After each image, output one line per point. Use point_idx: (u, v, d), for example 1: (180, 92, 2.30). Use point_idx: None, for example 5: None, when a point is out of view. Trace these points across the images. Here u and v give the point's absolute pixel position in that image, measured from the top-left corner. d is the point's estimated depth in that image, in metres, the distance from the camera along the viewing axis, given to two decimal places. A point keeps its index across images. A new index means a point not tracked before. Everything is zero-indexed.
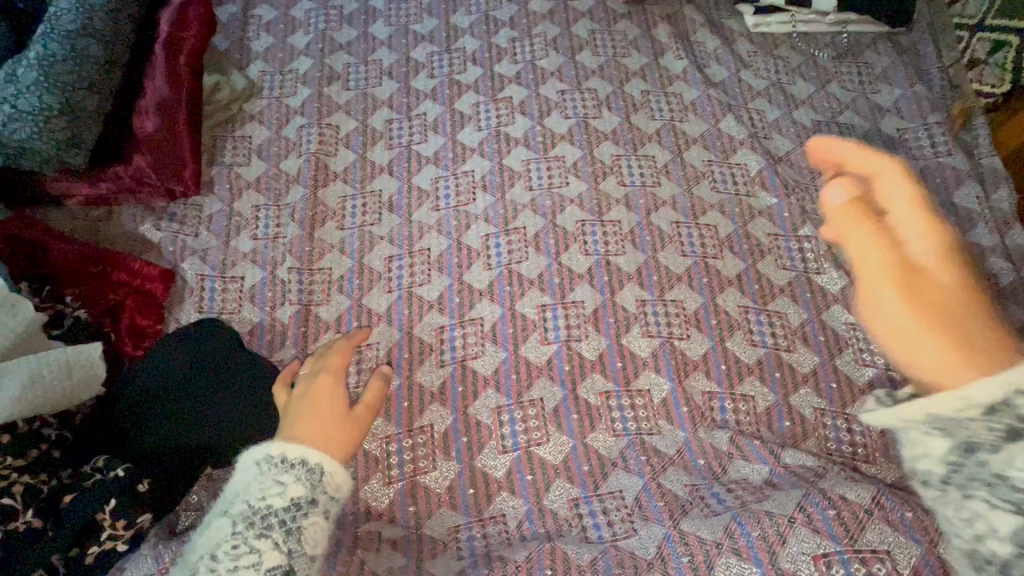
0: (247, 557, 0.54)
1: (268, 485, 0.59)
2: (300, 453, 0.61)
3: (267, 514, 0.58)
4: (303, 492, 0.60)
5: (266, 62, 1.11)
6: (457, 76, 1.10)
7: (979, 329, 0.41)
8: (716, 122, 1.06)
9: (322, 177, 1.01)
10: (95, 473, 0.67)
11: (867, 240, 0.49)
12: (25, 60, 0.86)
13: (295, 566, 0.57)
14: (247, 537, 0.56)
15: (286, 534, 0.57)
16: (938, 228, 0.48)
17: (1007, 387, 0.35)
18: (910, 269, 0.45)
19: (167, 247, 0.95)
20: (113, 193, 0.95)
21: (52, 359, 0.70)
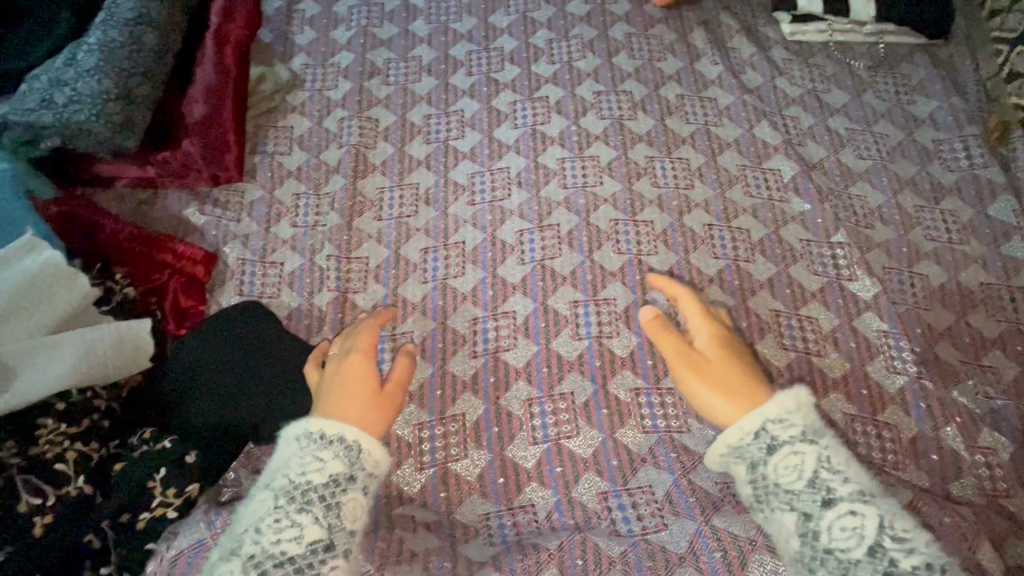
0: (288, 531, 0.55)
1: (307, 459, 0.60)
2: (337, 431, 0.62)
3: (308, 489, 0.58)
4: (342, 470, 0.60)
5: (309, 56, 1.13)
6: (495, 75, 1.12)
7: (743, 390, 0.62)
8: (751, 128, 1.07)
9: (361, 169, 1.03)
10: (141, 445, 0.70)
11: (665, 339, 0.68)
12: (86, 47, 0.90)
13: (335, 541, 0.57)
14: (289, 511, 0.57)
15: (326, 511, 0.58)
16: (713, 321, 0.69)
17: (762, 417, 0.58)
18: (695, 357, 0.65)
19: (210, 231, 0.98)
20: (159, 177, 0.98)
21: (104, 334, 0.72)
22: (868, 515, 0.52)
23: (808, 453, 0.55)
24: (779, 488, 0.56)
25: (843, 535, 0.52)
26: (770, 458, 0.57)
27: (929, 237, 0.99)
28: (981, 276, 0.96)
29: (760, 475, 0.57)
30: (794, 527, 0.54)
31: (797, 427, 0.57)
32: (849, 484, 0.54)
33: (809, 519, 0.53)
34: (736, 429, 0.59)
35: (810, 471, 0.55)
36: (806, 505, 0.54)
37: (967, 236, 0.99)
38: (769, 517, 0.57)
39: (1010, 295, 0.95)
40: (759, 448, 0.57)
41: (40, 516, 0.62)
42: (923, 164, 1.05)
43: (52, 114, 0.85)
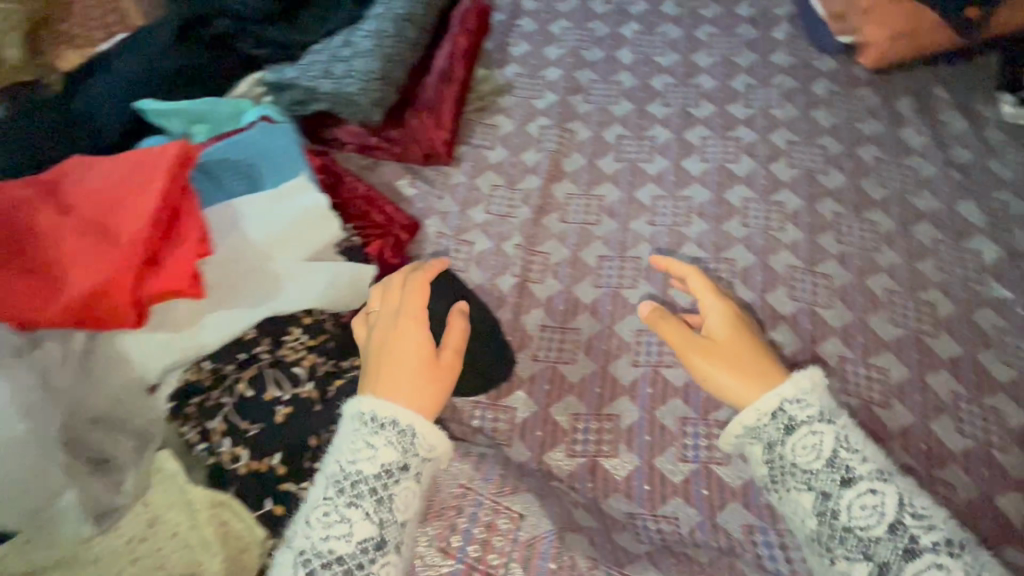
0: (340, 525, 0.63)
1: (359, 448, 0.66)
2: (390, 415, 0.68)
3: (358, 481, 0.65)
4: (393, 458, 0.66)
5: (521, 66, 1.25)
6: (691, 109, 1.17)
7: (756, 369, 0.74)
8: (951, 203, 1.04)
9: (554, 173, 1.12)
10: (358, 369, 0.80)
11: (667, 328, 0.79)
12: (362, 32, 1.06)
13: (386, 534, 0.64)
14: (340, 505, 0.64)
15: (379, 504, 0.65)
16: (722, 306, 0.80)
17: (780, 395, 0.71)
18: (710, 348, 0.76)
19: (416, 202, 1.09)
20: (384, 147, 1.11)
21: (344, 271, 0.84)
22: (886, 493, 0.66)
23: (823, 435, 0.68)
24: (797, 469, 0.69)
25: (865, 510, 0.65)
26: (790, 439, 0.69)
27: None
28: None
29: (777, 455, 0.70)
30: (812, 505, 0.67)
31: (813, 409, 0.70)
32: (866, 466, 0.67)
33: (828, 497, 0.66)
34: (750, 407, 0.72)
35: (829, 453, 0.68)
36: (824, 484, 0.67)
37: None
38: (783, 497, 0.70)
39: None
40: (777, 429, 0.70)
41: (280, 407, 0.75)
42: None
43: (330, 84, 1.02)
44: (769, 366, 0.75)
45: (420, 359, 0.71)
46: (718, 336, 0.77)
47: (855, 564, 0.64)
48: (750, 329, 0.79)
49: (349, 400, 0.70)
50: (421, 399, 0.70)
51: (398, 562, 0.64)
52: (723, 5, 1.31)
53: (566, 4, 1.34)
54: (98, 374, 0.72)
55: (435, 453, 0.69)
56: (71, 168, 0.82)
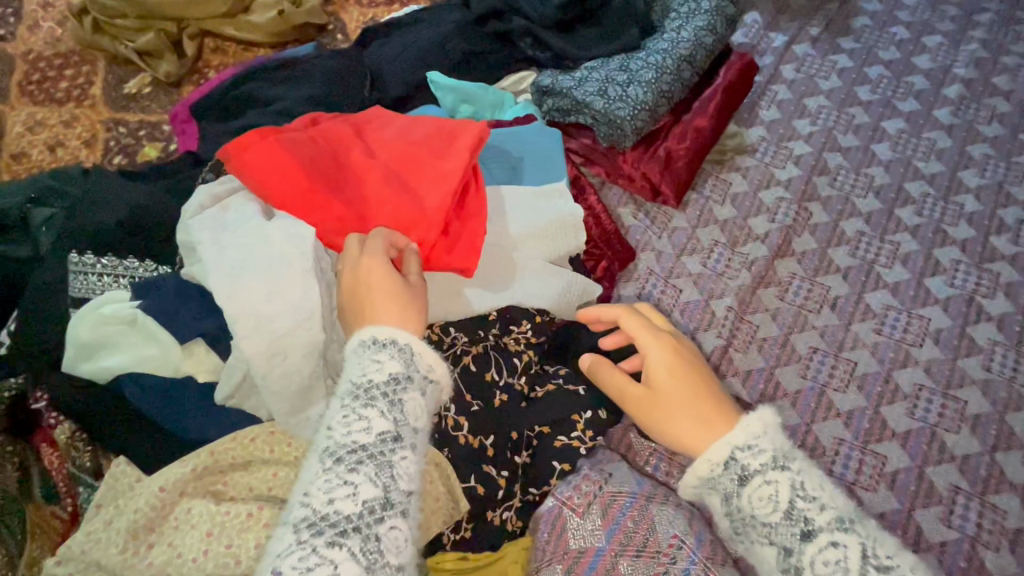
0: (358, 424, 0.52)
1: (365, 362, 0.56)
2: (390, 334, 0.58)
3: (368, 387, 0.55)
4: (400, 368, 0.56)
5: (768, 132, 1.23)
6: (946, 227, 1.09)
7: (701, 414, 0.63)
8: None
9: (781, 249, 1.08)
10: (563, 378, 0.82)
11: (620, 377, 0.70)
12: (643, 62, 1.09)
13: (402, 436, 0.54)
14: (352, 408, 0.53)
15: (392, 406, 0.54)
16: (671, 345, 0.68)
17: (732, 443, 0.59)
18: (630, 387, 0.68)
19: (635, 233, 1.09)
20: (618, 173, 1.13)
21: (578, 281, 0.87)
22: (849, 546, 0.53)
23: (781, 483, 0.56)
24: (757, 522, 0.57)
25: (828, 568, 0.53)
26: (745, 489, 0.57)
27: None
28: None
29: (734, 506, 0.58)
30: (776, 561, 0.56)
31: (767, 455, 0.58)
32: (825, 513, 0.55)
33: (792, 553, 0.55)
34: (701, 455, 0.61)
35: (786, 503, 0.56)
36: (785, 538, 0.55)
37: None
38: (750, 548, 0.59)
39: None
40: (732, 479, 0.58)
41: (496, 391, 0.78)
42: None
43: (602, 103, 1.05)
44: (712, 408, 0.63)
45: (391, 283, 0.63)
46: (669, 380, 0.66)
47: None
48: (686, 362, 0.67)
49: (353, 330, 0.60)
50: (412, 321, 0.61)
51: (416, 461, 0.54)
52: (1006, 127, 1.21)
53: (829, 82, 1.30)
54: None
55: (437, 372, 0.59)
56: (371, 114, 0.86)
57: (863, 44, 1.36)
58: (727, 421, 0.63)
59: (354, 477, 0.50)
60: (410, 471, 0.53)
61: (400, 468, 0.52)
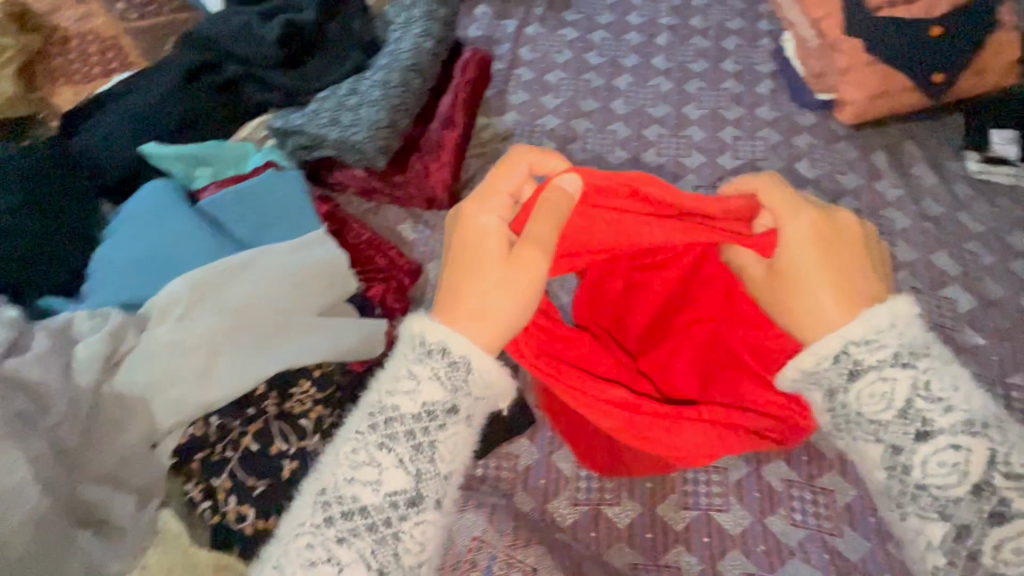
0: (368, 470, 0.56)
1: (399, 378, 0.59)
2: (447, 344, 0.59)
3: (392, 420, 0.57)
4: (438, 400, 0.58)
5: (520, 115, 1.30)
6: (683, 159, 1.23)
7: (834, 285, 0.62)
8: (927, 253, 1.11)
9: None
10: None
11: (668, 200, 0.75)
12: (369, 81, 1.10)
13: (420, 490, 0.56)
14: (369, 444, 0.57)
15: (415, 450, 0.57)
16: (810, 211, 0.64)
17: (845, 339, 0.60)
18: (653, 197, 0.75)
19: (419, 246, 1.11)
20: (385, 196, 1.14)
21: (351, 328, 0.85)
22: (899, 379, 0.58)
23: (900, 381, 0.57)
24: (863, 419, 0.59)
25: (943, 468, 0.55)
26: (856, 385, 0.59)
27: None
28: None
29: (841, 405, 0.60)
30: (880, 458, 0.59)
31: (888, 351, 0.59)
32: (950, 414, 0.56)
33: (901, 452, 0.57)
34: (806, 350, 0.62)
35: (901, 402, 0.58)
36: (897, 437, 0.58)
37: None
38: (851, 445, 0.61)
39: None
40: (841, 376, 0.60)
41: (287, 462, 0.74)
42: None
43: (337, 132, 1.04)
44: (845, 285, 0.62)
45: (498, 276, 0.62)
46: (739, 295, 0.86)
47: (928, 524, 0.55)
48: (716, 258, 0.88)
49: (409, 315, 0.61)
50: (483, 322, 0.61)
51: (435, 524, 0.57)
52: (709, 59, 1.39)
53: (563, 56, 1.41)
54: (100, 442, 0.70)
55: (488, 392, 0.60)
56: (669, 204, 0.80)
57: (584, 14, 1.48)
58: (857, 299, 0.62)
59: (342, 552, 0.53)
60: (417, 540, 0.56)
61: (404, 536, 0.55)
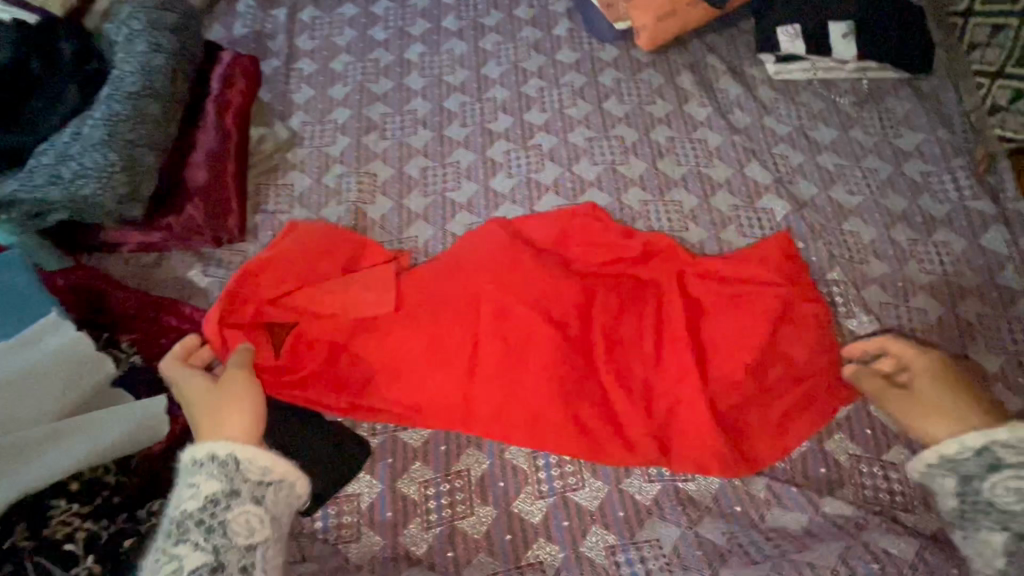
0: (168, 564, 0.56)
1: (183, 490, 0.61)
2: (209, 450, 0.63)
3: (183, 520, 0.59)
4: (218, 487, 0.61)
5: (307, 114, 1.17)
6: (489, 125, 1.15)
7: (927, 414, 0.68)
8: (741, 168, 1.10)
9: (360, 225, 1.05)
10: (151, 518, 0.73)
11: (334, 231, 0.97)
12: (91, 121, 0.93)
13: (223, 562, 0.57)
14: (165, 545, 0.58)
15: (210, 530, 0.59)
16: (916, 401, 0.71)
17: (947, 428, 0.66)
18: (342, 246, 0.96)
19: (213, 292, 0.99)
20: (163, 244, 1.00)
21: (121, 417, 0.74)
22: None
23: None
24: (992, 508, 0.58)
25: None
26: (991, 476, 0.59)
27: (923, 269, 0.99)
28: (979, 308, 0.96)
29: (973, 491, 0.60)
30: (1005, 546, 0.56)
31: None
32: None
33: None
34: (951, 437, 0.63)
35: None
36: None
37: (961, 267, 0.99)
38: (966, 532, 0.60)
39: (1009, 326, 0.94)
40: (980, 465, 0.60)
41: None
42: (913, 197, 1.06)
43: (60, 190, 0.87)
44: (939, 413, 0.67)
45: (230, 400, 0.70)
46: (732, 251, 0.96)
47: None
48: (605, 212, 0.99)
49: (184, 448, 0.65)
50: (214, 427, 0.67)
51: None
52: (502, 10, 1.30)
53: (345, 38, 1.28)
54: None
55: (268, 468, 0.64)
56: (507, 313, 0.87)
57: None
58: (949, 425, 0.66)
59: None
60: None
61: None
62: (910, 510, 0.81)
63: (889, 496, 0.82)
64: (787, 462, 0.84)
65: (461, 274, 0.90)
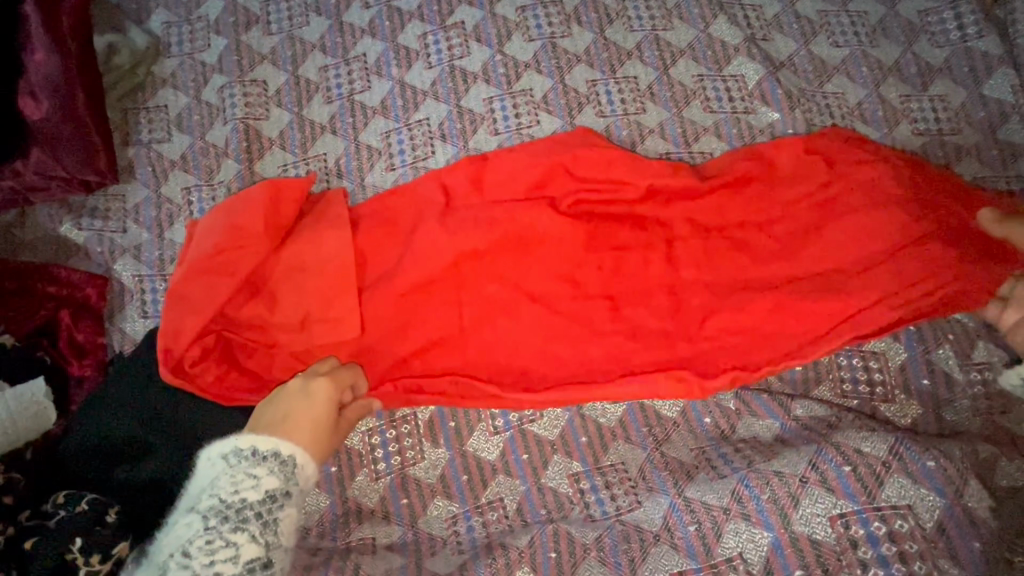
0: (224, 551, 0.50)
1: (239, 477, 0.54)
2: (271, 445, 0.56)
3: (241, 507, 0.53)
4: (278, 485, 0.55)
5: (169, 11, 0.93)
6: (396, 3, 0.93)
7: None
8: (706, 27, 0.91)
9: (255, 147, 0.87)
10: (57, 510, 0.60)
11: (256, 195, 0.75)
12: None
13: (273, 559, 0.52)
14: (223, 530, 0.51)
15: (265, 527, 0.53)
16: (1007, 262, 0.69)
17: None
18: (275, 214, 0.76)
19: (94, 249, 0.84)
20: (21, 197, 0.83)
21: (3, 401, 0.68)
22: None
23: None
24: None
25: None
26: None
27: (916, 131, 0.86)
28: (976, 170, 0.84)
29: None
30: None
31: None
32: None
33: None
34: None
35: None
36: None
37: (959, 123, 0.86)
38: None
39: (1008, 187, 0.83)
40: None
41: None
42: (908, 43, 0.89)
43: None
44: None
45: (306, 396, 0.62)
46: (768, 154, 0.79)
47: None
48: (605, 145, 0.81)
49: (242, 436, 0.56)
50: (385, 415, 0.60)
51: None
52: None
53: None
54: None
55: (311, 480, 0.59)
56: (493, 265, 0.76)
57: None
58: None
59: None
60: None
61: None
62: (890, 401, 0.76)
63: (868, 389, 0.77)
64: None
65: (427, 243, 0.75)
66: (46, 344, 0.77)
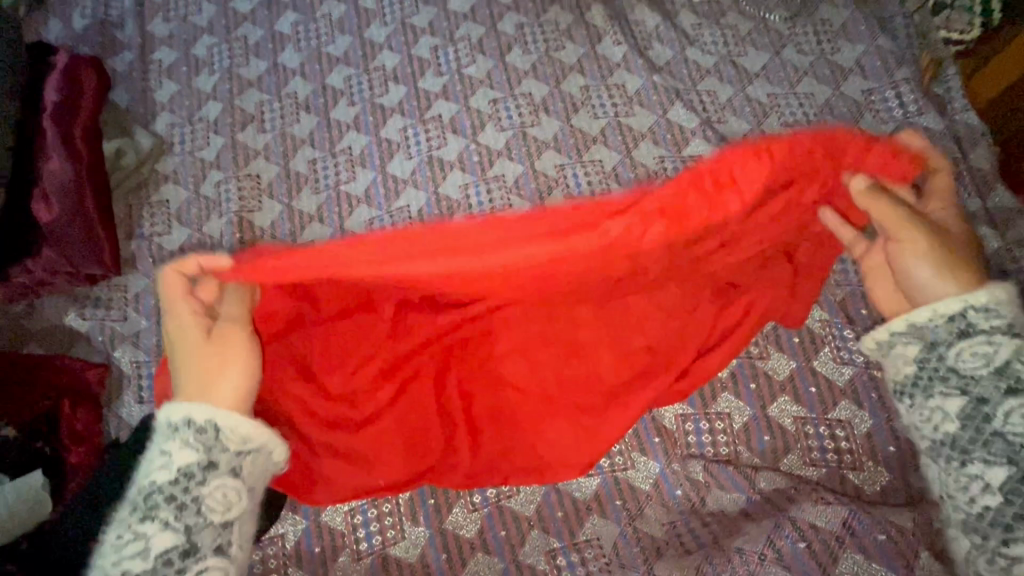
0: (133, 546, 0.53)
1: (156, 455, 0.57)
2: (182, 414, 0.57)
3: (151, 493, 0.55)
4: (192, 459, 0.56)
5: (173, 113, 1.02)
6: (379, 100, 1.01)
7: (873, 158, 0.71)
8: (664, 112, 0.98)
9: (248, 237, 0.94)
10: None
11: None
12: None
13: (190, 555, 0.54)
14: (133, 522, 0.55)
15: (180, 510, 0.55)
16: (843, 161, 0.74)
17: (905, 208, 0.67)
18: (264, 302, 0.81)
19: (96, 337, 0.89)
20: (31, 291, 0.89)
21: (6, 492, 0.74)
22: None
23: (1006, 346, 0.58)
24: None
25: None
26: (959, 343, 0.59)
27: None
28: None
29: (935, 358, 0.61)
30: (962, 409, 0.58)
31: None
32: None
33: (984, 402, 0.58)
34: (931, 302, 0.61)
35: None
36: (986, 391, 0.58)
37: None
38: None
39: None
40: (949, 333, 0.60)
41: None
42: (854, 121, 0.96)
43: None
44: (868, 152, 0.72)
45: (191, 339, 0.65)
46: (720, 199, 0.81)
47: (992, 470, 0.56)
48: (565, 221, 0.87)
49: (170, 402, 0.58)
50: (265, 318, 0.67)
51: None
52: None
53: (204, 15, 1.10)
54: None
55: (254, 442, 0.59)
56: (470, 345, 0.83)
57: None
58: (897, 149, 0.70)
59: None
60: None
61: None
62: (859, 469, 0.78)
63: (836, 456, 0.79)
64: (729, 436, 0.81)
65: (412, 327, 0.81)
66: (47, 433, 0.81)
